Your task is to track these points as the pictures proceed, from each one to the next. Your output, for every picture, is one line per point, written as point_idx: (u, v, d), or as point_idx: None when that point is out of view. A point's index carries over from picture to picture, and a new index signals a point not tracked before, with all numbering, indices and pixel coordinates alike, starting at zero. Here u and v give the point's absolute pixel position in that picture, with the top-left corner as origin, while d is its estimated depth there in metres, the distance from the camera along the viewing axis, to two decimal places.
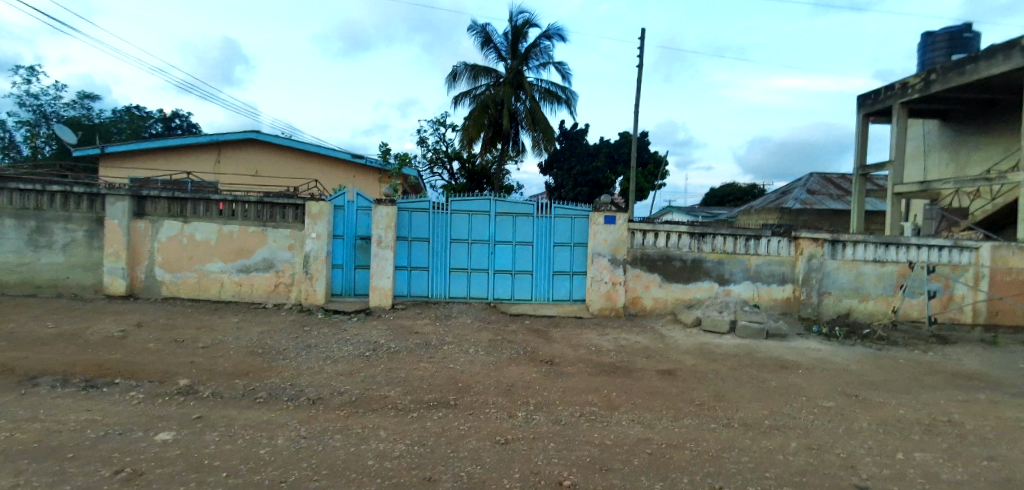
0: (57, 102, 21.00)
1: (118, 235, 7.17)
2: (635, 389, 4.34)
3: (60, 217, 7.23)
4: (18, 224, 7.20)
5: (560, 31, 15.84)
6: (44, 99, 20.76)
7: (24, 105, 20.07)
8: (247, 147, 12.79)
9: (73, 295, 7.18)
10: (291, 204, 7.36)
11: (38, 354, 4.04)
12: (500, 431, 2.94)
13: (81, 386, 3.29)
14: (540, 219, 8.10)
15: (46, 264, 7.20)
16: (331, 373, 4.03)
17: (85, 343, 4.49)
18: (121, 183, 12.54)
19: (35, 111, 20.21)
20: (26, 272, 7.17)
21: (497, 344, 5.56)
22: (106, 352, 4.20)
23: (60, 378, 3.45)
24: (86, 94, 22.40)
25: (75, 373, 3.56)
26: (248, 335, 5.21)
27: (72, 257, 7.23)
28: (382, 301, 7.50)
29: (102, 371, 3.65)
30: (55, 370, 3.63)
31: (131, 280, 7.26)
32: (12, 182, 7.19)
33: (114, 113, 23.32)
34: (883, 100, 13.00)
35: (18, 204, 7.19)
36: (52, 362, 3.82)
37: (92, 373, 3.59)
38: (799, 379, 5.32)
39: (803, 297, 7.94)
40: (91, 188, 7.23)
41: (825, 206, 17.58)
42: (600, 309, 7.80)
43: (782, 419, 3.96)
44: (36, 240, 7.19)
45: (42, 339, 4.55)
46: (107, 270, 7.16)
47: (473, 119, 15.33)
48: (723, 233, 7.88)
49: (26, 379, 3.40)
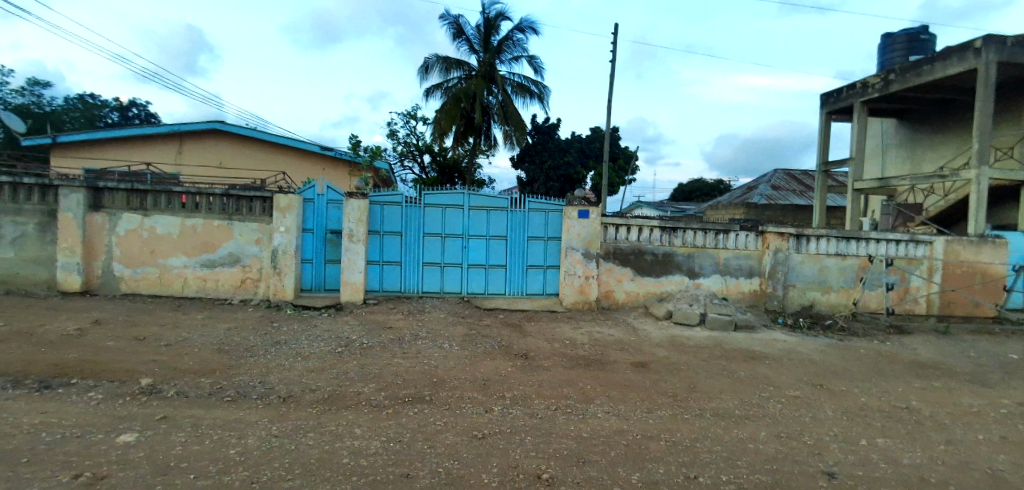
0: (2, 87, 19.72)
1: (72, 229, 6.79)
2: (608, 381, 4.42)
3: (7, 209, 6.80)
4: None
5: (533, 24, 15.85)
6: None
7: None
8: (212, 137, 12.29)
9: (23, 292, 6.77)
10: (259, 196, 7.12)
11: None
12: (476, 425, 2.96)
13: (34, 387, 3.11)
14: (515, 213, 8.11)
15: None
16: (302, 370, 3.94)
17: (36, 343, 4.24)
18: (74, 174, 11.86)
19: None
20: None
21: (472, 339, 5.56)
22: (61, 352, 3.99)
23: (10, 379, 3.26)
24: (33, 79, 21.04)
25: (27, 374, 3.37)
26: (214, 332, 5.04)
27: (21, 252, 6.81)
28: (354, 297, 7.38)
29: (56, 372, 3.46)
30: (3, 372, 3.41)
31: (86, 276, 6.89)
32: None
33: (65, 100, 22.08)
34: (845, 98, 13.55)
35: None
36: (0, 363, 3.60)
37: (46, 374, 3.40)
38: (766, 369, 5.53)
39: (768, 290, 8.24)
40: (42, 178, 6.80)
41: (789, 202, 18.23)
42: (574, 302, 7.89)
43: (750, 408, 4.12)
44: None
45: None
46: (60, 266, 6.76)
47: (446, 112, 15.11)
48: (693, 227, 8.07)
49: None
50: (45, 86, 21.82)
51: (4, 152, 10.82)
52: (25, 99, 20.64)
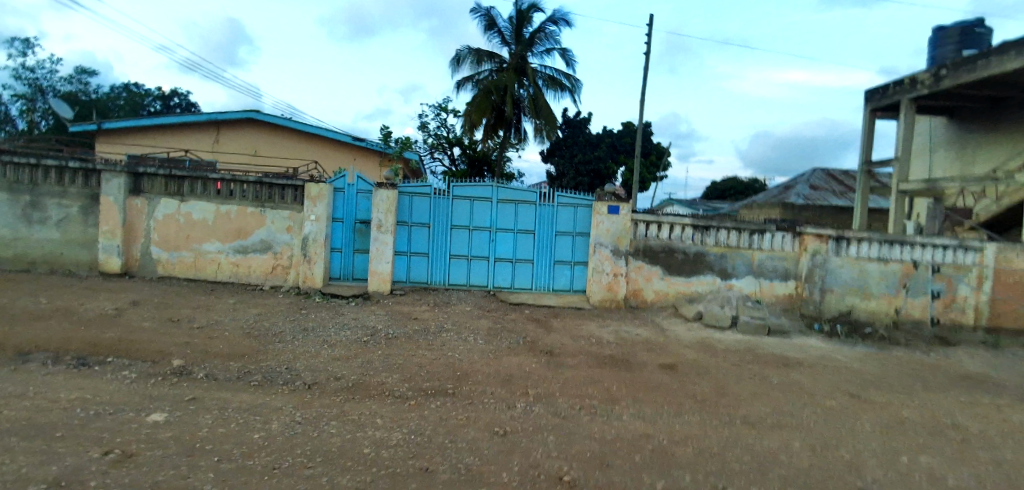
0: (53, 76, 20.74)
1: (113, 212, 7.08)
2: (634, 382, 4.29)
3: (54, 192, 7.13)
4: (11, 198, 7.11)
5: (566, 16, 15.63)
6: (40, 73, 20.42)
7: (20, 79, 19.72)
8: (247, 126, 12.64)
9: (68, 272, 7.12)
10: (291, 185, 7.26)
11: (30, 330, 4.00)
12: (498, 421, 2.90)
13: (73, 364, 3.23)
14: (543, 207, 8.00)
15: (39, 240, 7.12)
16: (328, 358, 3.98)
17: (78, 321, 4.43)
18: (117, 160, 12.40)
19: (30, 85, 19.89)
20: (19, 248, 7.11)
21: (496, 333, 5.51)
22: (100, 330, 4.16)
23: (52, 355, 3.40)
24: (83, 69, 22.13)
25: (67, 351, 3.51)
26: (244, 317, 5.16)
27: (66, 234, 7.15)
28: (381, 287, 7.45)
29: (94, 350, 3.60)
30: (46, 347, 3.57)
31: (126, 258, 7.18)
32: (6, 155, 7.07)
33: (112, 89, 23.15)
34: (892, 95, 12.83)
35: (11, 178, 7.11)
36: (45, 339, 3.78)
37: (84, 351, 3.53)
38: (800, 376, 5.28)
39: (805, 294, 7.90)
40: (87, 163, 7.11)
41: (828, 203, 17.43)
42: (601, 300, 7.75)
43: (783, 417, 3.93)
44: (30, 215, 7.11)
45: (35, 315, 4.50)
46: (102, 247, 7.08)
47: (476, 105, 15.10)
48: (727, 226, 7.80)
49: (16, 356, 3.34)
50: (94, 75, 22.93)
51: (55, 137, 11.40)
52: (75, 87, 21.71)
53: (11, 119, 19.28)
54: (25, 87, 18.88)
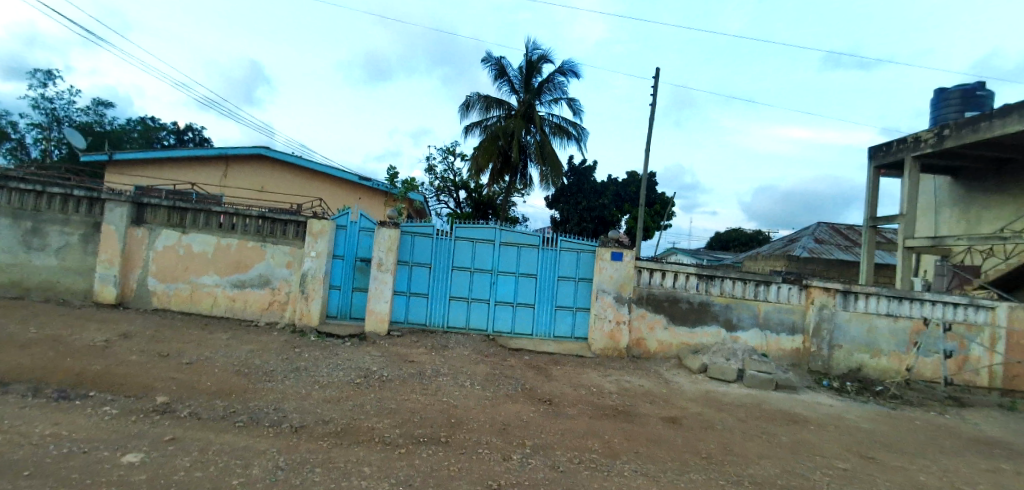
0: (71, 107, 21.41)
1: (113, 241, 7.10)
2: (635, 435, 4.10)
3: (56, 219, 7.17)
4: (13, 224, 7.13)
5: (574, 67, 16.31)
6: (59, 103, 21.09)
7: (38, 108, 20.34)
8: (257, 162, 12.95)
9: (62, 301, 7.07)
10: (294, 220, 7.31)
11: (12, 359, 3.90)
12: (491, 473, 2.74)
13: (51, 397, 3.12)
14: (546, 251, 7.99)
15: (36, 267, 7.10)
16: (317, 399, 3.84)
17: (64, 352, 4.33)
18: (126, 190, 12.62)
19: (47, 114, 20.47)
20: (15, 274, 7.08)
21: (494, 379, 5.35)
22: (84, 362, 4.05)
23: (31, 386, 3.29)
24: (102, 101, 22.89)
25: (47, 383, 3.40)
26: (235, 354, 5.04)
27: (63, 261, 7.14)
28: (379, 327, 7.33)
29: (75, 383, 3.49)
30: (25, 378, 3.47)
31: (121, 288, 7.14)
32: (12, 181, 7.14)
33: (128, 122, 23.93)
34: (895, 153, 13.08)
35: (16, 203, 7.18)
36: (26, 369, 3.67)
37: (64, 384, 3.43)
38: (810, 435, 5.04)
39: (813, 349, 7.69)
40: (92, 191, 7.19)
41: (833, 257, 17.35)
42: (602, 348, 7.57)
43: (794, 478, 3.71)
44: (30, 241, 7.12)
45: (21, 344, 4.41)
46: (98, 276, 7.05)
47: (484, 149, 15.53)
48: (732, 277, 7.71)
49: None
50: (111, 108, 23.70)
51: (67, 166, 11.64)
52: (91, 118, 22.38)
53: (24, 146, 19.75)
54: (42, 117, 19.48)
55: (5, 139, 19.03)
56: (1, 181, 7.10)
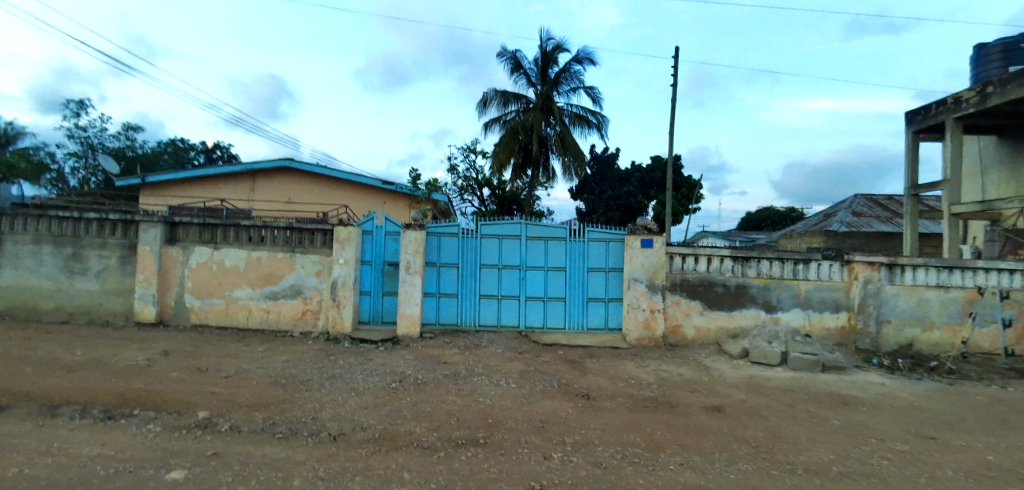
0: (104, 134, 22.38)
1: (150, 261, 7.34)
2: (679, 427, 3.95)
3: (94, 243, 7.44)
4: (55, 251, 7.43)
5: (590, 55, 16.03)
6: (92, 132, 22.03)
7: (73, 138, 21.34)
8: (281, 175, 13.23)
9: (105, 322, 7.36)
10: (320, 229, 7.41)
11: (61, 382, 4.05)
12: (533, 474, 2.66)
13: (98, 418, 3.21)
14: (574, 243, 7.85)
15: (80, 291, 7.41)
16: (354, 406, 3.86)
17: (110, 372, 4.48)
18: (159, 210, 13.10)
19: (83, 143, 21.45)
20: (61, 299, 7.39)
21: (529, 376, 5.27)
22: (128, 382, 4.17)
23: (79, 408, 3.40)
24: (131, 126, 23.80)
25: (94, 404, 3.51)
26: (271, 365, 5.12)
27: (104, 284, 7.43)
28: (410, 329, 7.35)
29: (120, 402, 3.59)
30: (73, 400, 3.58)
31: (160, 306, 7.40)
32: (51, 210, 7.45)
33: (159, 145, 24.94)
34: (935, 115, 12.31)
35: (57, 231, 7.49)
36: (73, 392, 3.79)
37: (109, 404, 3.53)
38: (865, 418, 4.77)
39: (859, 326, 7.33)
40: (126, 214, 7.44)
41: (874, 229, 16.51)
42: (637, 338, 7.38)
43: (852, 465, 3.49)
44: (71, 267, 7.41)
45: (68, 367, 4.58)
46: (138, 296, 7.31)
47: (504, 145, 15.40)
48: (769, 257, 7.40)
49: (44, 409, 3.36)
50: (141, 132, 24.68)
51: (103, 191, 12.13)
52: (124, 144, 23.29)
53: (64, 176, 20.81)
54: (78, 147, 20.44)
55: (45, 170, 20.08)
56: (41, 211, 7.41)
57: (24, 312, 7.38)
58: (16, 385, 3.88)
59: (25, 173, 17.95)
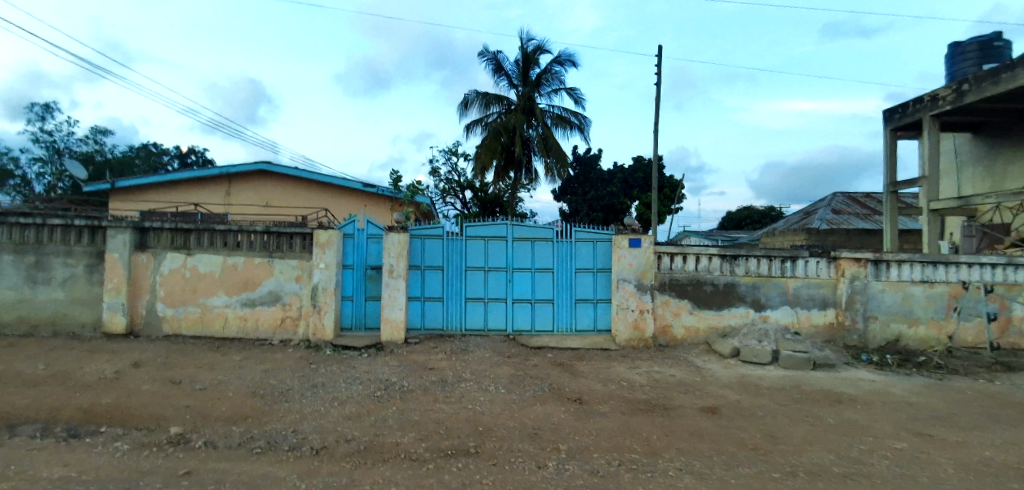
0: (71, 138, 21.73)
1: (118, 269, 7.06)
2: (674, 430, 3.88)
3: (59, 251, 7.15)
4: (17, 259, 7.13)
5: (571, 57, 16.06)
6: (58, 135, 21.36)
7: (38, 142, 20.72)
8: (259, 178, 12.96)
9: (73, 333, 7.07)
10: (299, 233, 7.23)
11: (21, 399, 3.84)
12: (528, 484, 2.55)
13: (61, 436, 3.03)
14: (561, 244, 7.78)
15: (44, 301, 7.11)
16: (337, 416, 3.71)
17: (75, 387, 4.26)
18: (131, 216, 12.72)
19: (49, 147, 20.80)
20: (23, 309, 7.08)
21: (519, 381, 5.16)
22: (94, 396, 3.97)
23: (40, 427, 3.21)
24: (100, 129, 23.14)
25: (56, 422, 3.31)
26: (250, 375, 4.95)
27: (70, 293, 7.14)
28: (394, 335, 7.18)
29: (85, 419, 3.40)
30: (33, 419, 3.38)
31: (131, 316, 7.12)
32: (11, 216, 7.14)
33: (131, 150, 24.41)
34: (913, 113, 12.52)
35: (18, 238, 7.17)
36: (34, 409, 3.58)
37: (73, 421, 3.34)
38: (858, 415, 4.75)
39: (846, 323, 7.38)
40: (92, 220, 7.15)
41: (854, 226, 16.78)
42: (627, 339, 7.31)
43: (850, 465, 3.44)
44: (35, 276, 7.11)
45: (30, 382, 4.35)
46: (106, 306, 7.02)
47: (486, 147, 15.30)
48: (756, 255, 7.41)
49: (2, 429, 3.16)
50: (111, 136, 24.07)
51: (71, 197, 11.72)
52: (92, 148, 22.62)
53: (29, 182, 20.14)
54: (44, 152, 19.81)
55: (9, 176, 19.36)
56: (1, 217, 7.09)
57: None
58: None
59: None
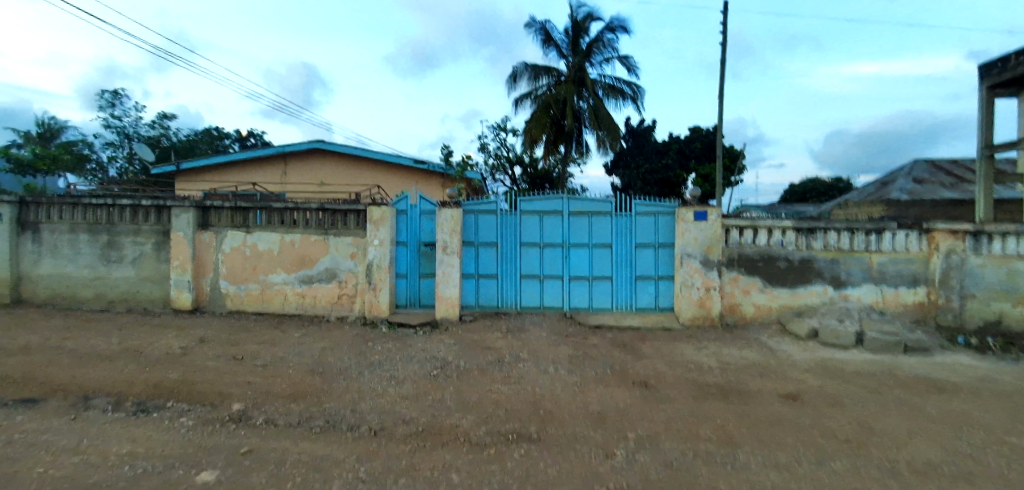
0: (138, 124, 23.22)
1: (183, 247, 7.44)
2: (751, 418, 3.53)
3: (130, 230, 7.63)
4: (92, 239, 7.68)
5: (624, 22, 15.14)
6: (126, 121, 22.92)
7: (109, 128, 22.38)
8: (313, 158, 13.33)
9: (146, 309, 7.58)
10: (353, 210, 7.32)
11: (97, 372, 4.09)
12: (597, 476, 2.33)
13: (131, 410, 3.16)
14: (619, 218, 7.40)
15: (117, 278, 7.65)
16: (394, 396, 3.67)
17: (145, 362, 4.50)
18: (196, 196, 13.51)
19: (118, 132, 22.41)
20: (101, 286, 7.68)
21: (578, 362, 4.94)
22: (163, 371, 4.17)
23: (112, 401, 3.37)
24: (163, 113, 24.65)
25: (128, 396, 3.47)
26: (309, 352, 5.05)
27: (140, 271, 7.63)
28: (450, 313, 7.15)
29: (154, 394, 3.55)
30: (108, 392, 3.57)
31: (196, 293, 7.53)
32: (84, 198, 7.67)
33: (194, 133, 26.01)
34: (1013, 69, 10.30)
35: (92, 218, 7.70)
36: (108, 383, 3.79)
37: (143, 396, 3.48)
38: (966, 406, 4.16)
39: (940, 301, 6.56)
40: (157, 201, 7.55)
41: (939, 196, 14.87)
42: (691, 318, 6.90)
43: (966, 463, 2.97)
44: (108, 255, 7.65)
45: (106, 357, 4.64)
46: (174, 283, 7.46)
47: (536, 121, 14.93)
48: (837, 227, 6.70)
49: (79, 403, 3.34)
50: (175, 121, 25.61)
51: (141, 180, 12.56)
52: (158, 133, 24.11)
53: (104, 166, 21.91)
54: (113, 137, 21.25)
55: (86, 161, 21.11)
56: (76, 199, 7.63)
57: (69, 300, 7.72)
58: (53, 377, 3.93)
59: (68, 164, 18.90)
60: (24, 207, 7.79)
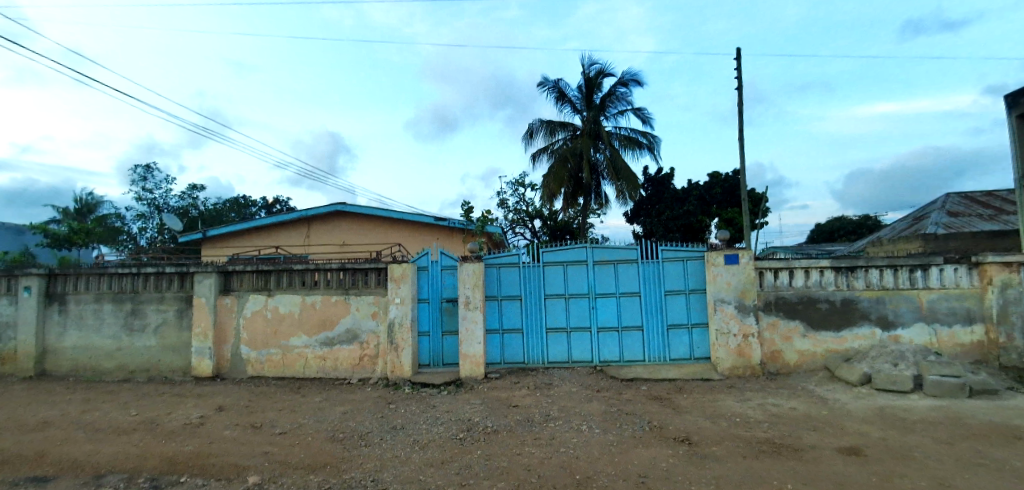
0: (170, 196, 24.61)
1: (205, 313, 7.52)
2: (811, 477, 3.16)
3: (153, 298, 7.79)
4: (117, 308, 7.86)
5: (636, 76, 15.77)
6: (159, 194, 24.33)
7: (141, 201, 23.77)
8: (336, 220, 13.73)
9: (167, 378, 7.59)
10: (374, 269, 7.37)
11: (112, 447, 3.99)
12: None
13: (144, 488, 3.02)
14: (645, 265, 7.24)
15: (139, 347, 7.73)
16: (418, 463, 3.44)
17: (161, 433, 4.41)
18: (221, 261, 13.94)
19: (149, 205, 23.71)
20: (123, 356, 7.75)
21: (613, 418, 4.63)
22: (179, 443, 4.06)
23: (125, 476, 3.25)
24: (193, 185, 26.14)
25: (141, 471, 3.35)
26: (328, 417, 4.89)
27: (162, 339, 7.70)
28: (474, 371, 6.92)
29: (169, 467, 3.42)
30: (120, 468, 3.45)
31: (217, 360, 7.51)
32: (111, 268, 7.92)
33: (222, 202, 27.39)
34: None
35: (119, 288, 7.92)
36: (122, 458, 3.67)
37: (158, 470, 3.36)
38: None
39: (1001, 340, 6.02)
40: (181, 267, 7.74)
41: (979, 228, 14.27)
42: (731, 367, 6.51)
43: None
44: (132, 323, 7.78)
45: (123, 430, 4.56)
46: (195, 351, 7.47)
47: (553, 174, 15.21)
48: (878, 264, 6.38)
49: (90, 480, 3.22)
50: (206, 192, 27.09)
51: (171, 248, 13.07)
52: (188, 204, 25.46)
53: (135, 237, 23.04)
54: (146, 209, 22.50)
55: (119, 233, 22.26)
56: (103, 269, 7.89)
57: (93, 371, 7.79)
58: (68, 453, 3.85)
59: (101, 237, 19.93)
60: (53, 278, 8.08)
